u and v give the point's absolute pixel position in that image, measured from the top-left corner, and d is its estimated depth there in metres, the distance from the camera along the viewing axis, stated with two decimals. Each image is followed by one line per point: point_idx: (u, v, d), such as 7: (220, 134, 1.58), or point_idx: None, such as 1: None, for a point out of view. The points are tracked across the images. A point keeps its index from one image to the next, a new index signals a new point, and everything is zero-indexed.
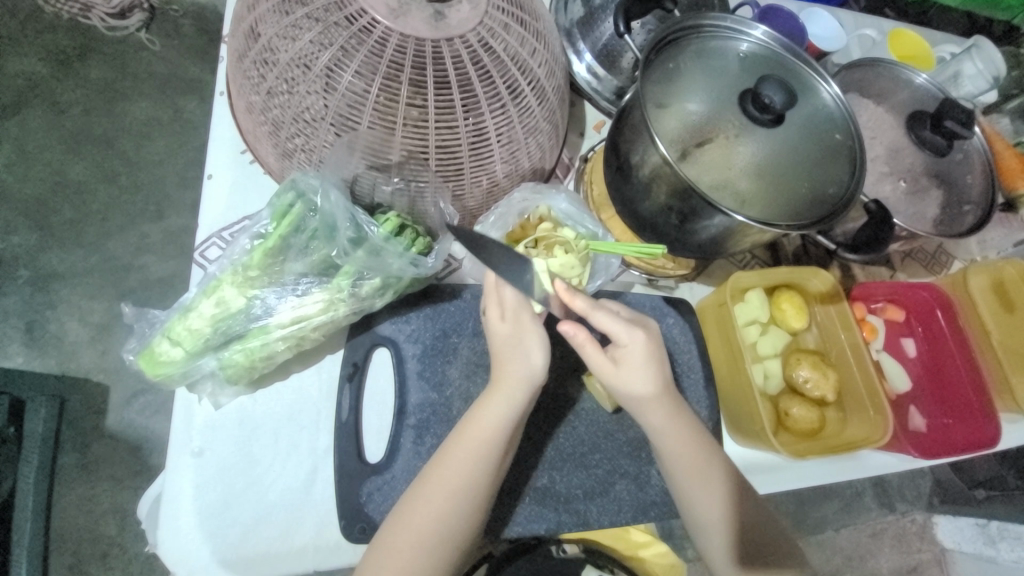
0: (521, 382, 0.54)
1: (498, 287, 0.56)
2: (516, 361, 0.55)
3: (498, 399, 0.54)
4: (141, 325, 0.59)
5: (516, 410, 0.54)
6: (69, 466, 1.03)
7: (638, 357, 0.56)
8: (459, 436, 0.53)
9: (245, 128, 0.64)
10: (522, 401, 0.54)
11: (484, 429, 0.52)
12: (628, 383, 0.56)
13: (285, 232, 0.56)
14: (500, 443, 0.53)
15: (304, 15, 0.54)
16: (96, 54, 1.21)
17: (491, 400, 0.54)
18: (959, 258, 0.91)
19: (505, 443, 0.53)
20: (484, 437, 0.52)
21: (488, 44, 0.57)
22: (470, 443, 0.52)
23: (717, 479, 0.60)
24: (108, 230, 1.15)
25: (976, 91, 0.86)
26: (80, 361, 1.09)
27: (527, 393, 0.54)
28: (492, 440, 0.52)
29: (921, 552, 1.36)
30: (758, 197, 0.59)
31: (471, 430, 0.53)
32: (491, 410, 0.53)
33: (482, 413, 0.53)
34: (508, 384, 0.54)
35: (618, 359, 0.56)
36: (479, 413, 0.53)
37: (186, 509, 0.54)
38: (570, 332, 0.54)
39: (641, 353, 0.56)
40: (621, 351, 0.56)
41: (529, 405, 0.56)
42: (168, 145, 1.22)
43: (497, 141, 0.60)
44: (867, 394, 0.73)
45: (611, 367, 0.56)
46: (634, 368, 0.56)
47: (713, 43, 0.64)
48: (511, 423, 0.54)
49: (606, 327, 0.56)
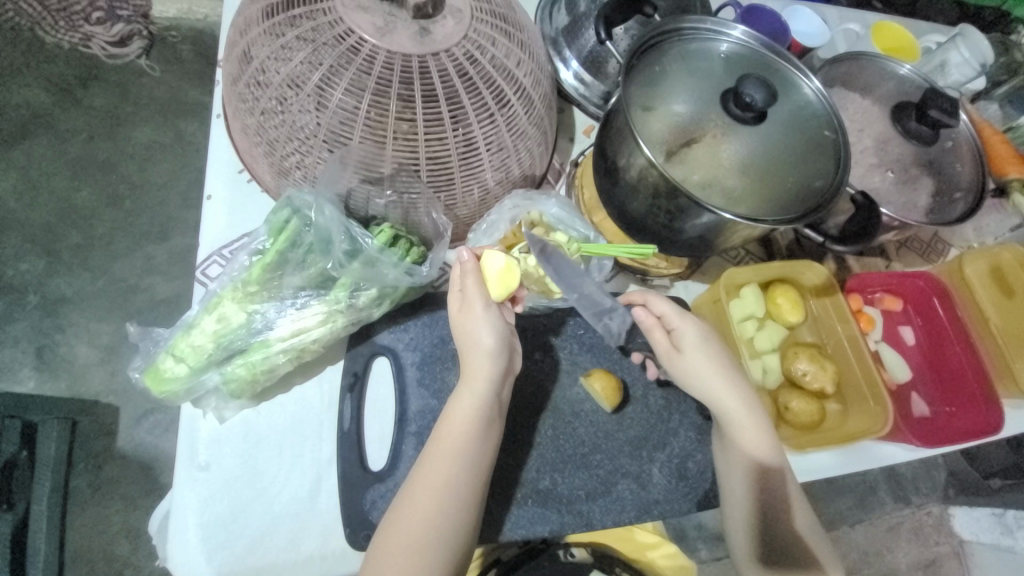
0: (487, 372, 0.56)
1: (462, 276, 0.58)
2: (478, 353, 0.56)
3: (468, 393, 0.55)
4: (145, 344, 0.60)
5: (486, 403, 0.55)
6: (82, 488, 1.05)
7: (694, 341, 0.62)
8: (437, 434, 0.54)
9: (241, 148, 0.66)
10: (491, 393, 0.56)
11: (461, 425, 0.54)
12: (693, 366, 0.62)
13: (282, 247, 0.57)
14: (478, 435, 0.54)
15: (295, 36, 0.56)
16: (97, 82, 1.25)
17: (462, 396, 0.55)
18: (956, 246, 0.91)
19: (483, 437, 0.55)
20: (463, 434, 0.54)
21: (473, 57, 0.58)
22: (449, 442, 0.53)
23: (755, 418, 0.62)
24: (115, 253, 1.18)
25: (963, 79, 0.87)
26: (90, 383, 1.10)
27: (493, 383, 0.56)
28: (470, 435, 0.54)
29: (938, 545, 1.34)
30: (746, 194, 0.60)
31: (447, 427, 0.54)
32: (464, 406, 0.55)
33: (455, 411, 0.54)
34: (476, 378, 0.55)
35: (678, 344, 0.63)
36: (453, 409, 0.55)
37: (193, 522, 0.55)
38: (641, 315, 0.64)
39: (701, 341, 0.62)
40: (677, 336, 0.63)
41: (500, 397, 0.57)
42: (171, 167, 1.24)
43: (486, 149, 0.62)
44: (866, 384, 0.73)
45: (672, 353, 0.63)
46: (691, 337, 0.62)
47: (693, 45, 0.65)
48: (485, 415, 0.55)
49: (662, 310, 0.64)
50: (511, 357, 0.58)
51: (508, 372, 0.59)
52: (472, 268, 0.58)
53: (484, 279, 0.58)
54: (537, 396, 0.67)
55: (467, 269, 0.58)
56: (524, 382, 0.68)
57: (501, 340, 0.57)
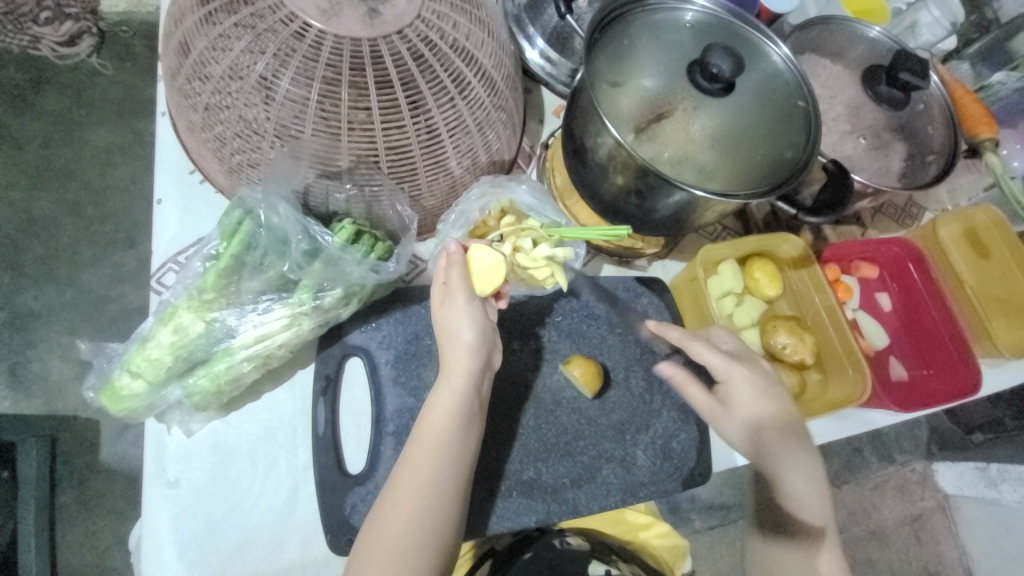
0: (465, 366, 0.55)
1: (450, 270, 0.57)
2: (456, 347, 0.55)
3: (446, 389, 0.54)
4: (101, 360, 0.57)
5: (466, 399, 0.54)
6: (68, 505, 1.03)
7: (725, 387, 0.64)
8: (417, 432, 0.53)
9: (190, 147, 0.63)
10: (470, 387, 0.54)
11: (440, 422, 0.53)
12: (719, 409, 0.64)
13: (236, 251, 0.54)
14: (457, 431, 0.53)
15: (234, 24, 0.53)
16: (48, 85, 1.18)
17: (440, 392, 0.54)
18: (931, 209, 0.91)
19: (464, 433, 0.54)
20: (442, 430, 0.53)
21: (428, 38, 0.55)
22: (429, 441, 0.52)
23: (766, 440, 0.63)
24: (81, 264, 1.13)
25: (934, 39, 0.86)
26: (67, 399, 1.07)
27: (472, 378, 0.55)
28: (450, 431, 0.53)
29: (923, 500, 1.38)
30: (718, 169, 0.59)
31: (427, 425, 0.53)
32: (442, 402, 0.53)
33: (436, 408, 0.53)
34: (455, 373, 0.54)
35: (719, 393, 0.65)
36: (433, 406, 0.54)
37: (167, 539, 0.53)
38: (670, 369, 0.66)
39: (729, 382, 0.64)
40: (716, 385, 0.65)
41: (480, 391, 0.56)
42: (132, 170, 1.19)
43: (448, 136, 0.59)
44: (845, 352, 0.73)
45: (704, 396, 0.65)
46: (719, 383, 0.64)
47: (658, 15, 0.63)
48: (466, 411, 0.54)
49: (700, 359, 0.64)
50: (492, 350, 0.57)
51: (488, 366, 0.57)
52: (458, 260, 0.56)
53: (469, 272, 0.57)
54: (517, 386, 0.66)
55: (453, 261, 0.56)
56: (504, 373, 0.66)
57: (479, 333, 0.56)
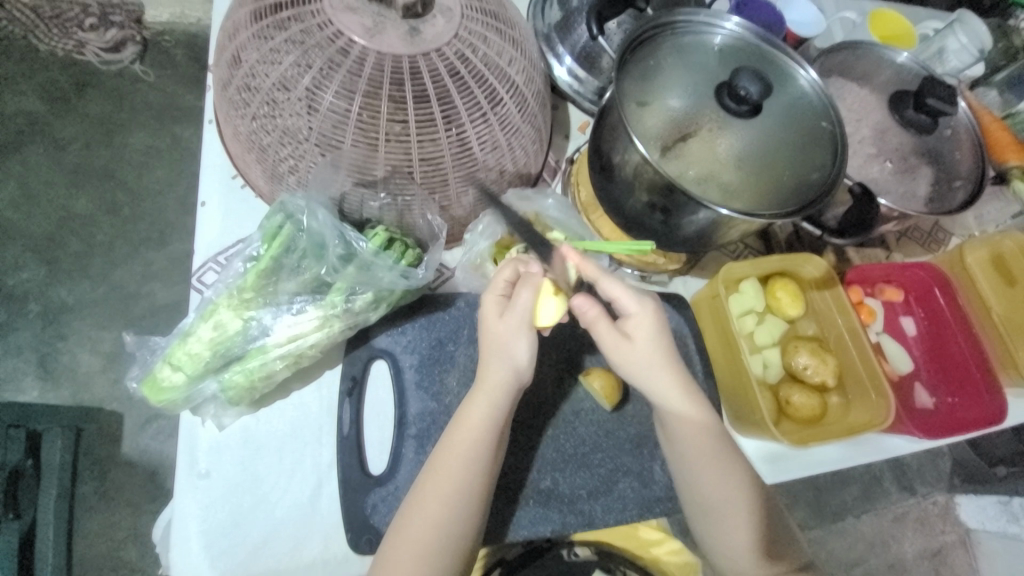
0: (505, 382, 0.55)
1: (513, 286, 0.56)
2: (501, 363, 0.55)
3: (482, 402, 0.54)
4: (143, 353, 0.60)
5: (501, 411, 0.55)
6: (87, 496, 1.05)
7: (645, 326, 0.57)
8: (447, 441, 0.54)
9: (234, 153, 0.66)
10: (505, 402, 0.55)
11: (472, 433, 0.54)
12: (639, 358, 0.57)
13: (276, 253, 0.56)
14: (488, 443, 0.54)
15: (284, 39, 0.56)
16: (91, 89, 1.24)
17: (474, 404, 0.55)
18: (957, 234, 0.90)
19: (493, 446, 0.54)
20: (473, 442, 0.53)
21: (464, 56, 0.57)
22: (460, 449, 0.53)
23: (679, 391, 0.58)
24: (115, 260, 1.18)
25: (962, 66, 0.86)
26: (93, 390, 1.11)
27: (509, 393, 0.56)
28: (481, 443, 0.53)
29: (944, 534, 1.33)
30: (742, 188, 0.59)
31: (458, 435, 0.54)
32: (477, 414, 0.54)
33: (470, 417, 0.54)
34: (492, 387, 0.55)
35: (630, 332, 0.58)
36: (465, 418, 0.54)
37: (195, 529, 0.55)
38: (582, 305, 0.57)
39: (649, 325, 0.57)
40: (631, 322, 0.58)
41: (513, 406, 0.57)
42: (168, 173, 1.24)
43: (480, 149, 0.61)
44: (868, 376, 0.72)
45: (622, 340, 0.57)
46: (637, 320, 0.57)
47: (687, 38, 0.64)
48: (498, 423, 0.55)
49: (616, 295, 0.57)
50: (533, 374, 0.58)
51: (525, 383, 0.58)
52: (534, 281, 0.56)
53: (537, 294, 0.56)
54: (537, 396, 0.67)
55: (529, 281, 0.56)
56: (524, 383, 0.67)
57: (531, 356, 0.56)
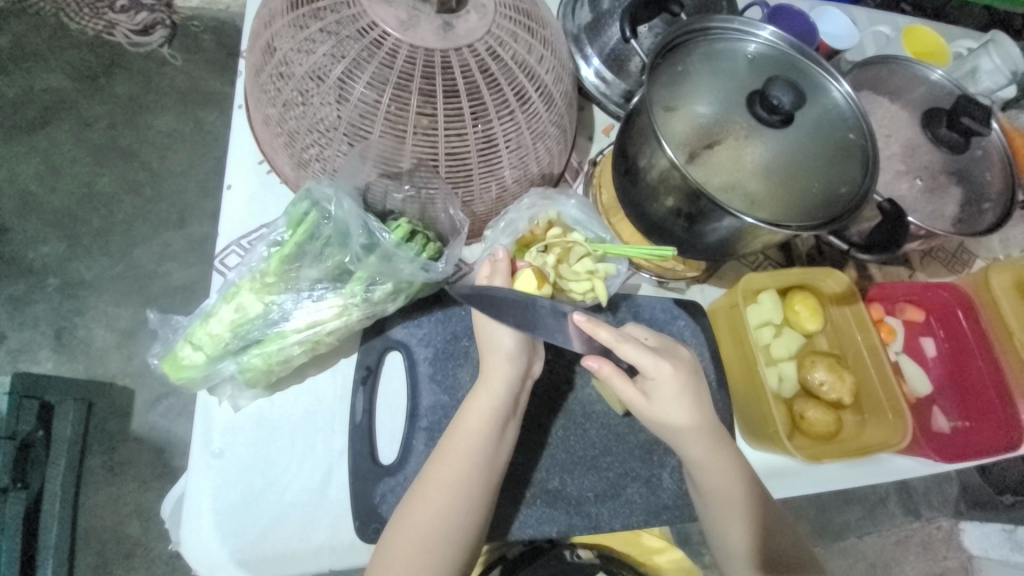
0: (505, 372, 0.56)
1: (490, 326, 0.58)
2: (496, 354, 0.57)
3: (485, 392, 0.55)
4: (165, 331, 0.61)
5: (504, 403, 0.55)
6: (96, 469, 1.07)
7: (667, 390, 0.56)
8: (453, 431, 0.55)
9: (262, 139, 0.66)
10: (508, 393, 0.56)
11: (476, 423, 0.54)
12: (659, 415, 0.57)
13: (300, 240, 0.57)
14: (492, 433, 0.54)
15: (318, 28, 0.56)
16: (120, 70, 1.26)
17: (478, 395, 0.55)
18: (981, 257, 0.89)
19: (498, 438, 0.55)
20: (478, 432, 0.54)
21: (496, 53, 0.58)
22: (465, 438, 0.54)
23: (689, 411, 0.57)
24: (134, 239, 1.19)
25: (995, 87, 0.84)
26: (106, 366, 1.12)
27: (512, 385, 0.56)
28: (485, 434, 0.54)
29: (947, 560, 1.31)
30: (768, 198, 0.59)
31: (463, 425, 0.54)
32: (481, 404, 0.55)
33: (473, 410, 0.55)
34: (493, 378, 0.56)
35: (648, 391, 0.57)
36: (470, 408, 0.55)
37: (206, 508, 0.56)
38: (595, 365, 0.55)
39: (672, 387, 0.56)
40: (650, 383, 0.57)
41: (517, 399, 0.58)
42: (190, 156, 1.26)
43: (506, 146, 0.61)
44: (885, 396, 0.71)
45: (642, 401, 0.57)
46: (661, 383, 0.56)
47: (720, 45, 0.64)
48: (502, 415, 0.55)
49: (636, 360, 0.55)
50: (532, 359, 0.59)
51: (527, 375, 0.59)
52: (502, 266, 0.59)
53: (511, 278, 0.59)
54: (548, 396, 0.67)
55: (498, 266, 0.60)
56: (536, 383, 0.67)
57: (519, 341, 0.57)
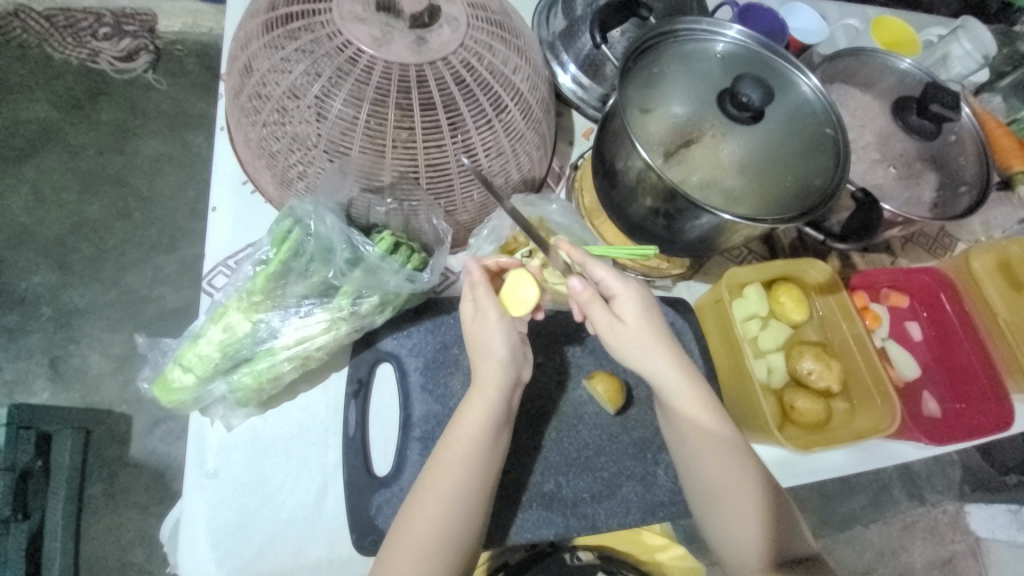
0: (498, 380, 0.56)
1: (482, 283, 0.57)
2: (488, 364, 0.56)
3: (478, 401, 0.55)
4: (154, 354, 0.61)
5: (498, 410, 0.55)
6: (96, 497, 1.06)
7: (635, 307, 0.57)
8: (448, 441, 0.55)
9: (245, 160, 0.67)
10: (501, 399, 0.56)
11: (472, 431, 0.54)
12: (640, 359, 0.57)
13: (284, 257, 0.58)
14: (488, 441, 0.55)
15: (294, 49, 0.57)
16: (105, 97, 1.27)
17: (470, 404, 0.55)
18: (963, 240, 0.90)
19: (492, 446, 0.55)
20: (474, 439, 0.54)
21: (470, 64, 0.59)
22: (461, 447, 0.54)
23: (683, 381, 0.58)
24: (126, 265, 1.20)
25: (966, 72, 0.86)
26: (102, 393, 1.12)
27: (505, 392, 0.56)
28: (480, 443, 0.54)
29: (954, 543, 1.31)
30: (744, 194, 0.60)
31: (458, 435, 0.54)
32: (474, 413, 0.55)
33: (464, 417, 0.55)
34: (486, 387, 0.56)
35: (619, 312, 0.58)
36: (464, 417, 0.55)
37: (202, 529, 0.56)
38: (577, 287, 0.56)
39: (637, 304, 0.58)
40: (619, 303, 0.58)
41: (511, 405, 0.58)
42: (178, 179, 1.26)
43: (485, 155, 0.62)
44: (872, 380, 0.72)
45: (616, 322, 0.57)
46: (631, 322, 0.57)
47: (689, 46, 0.65)
48: (496, 422, 0.55)
49: (603, 278, 0.58)
50: (523, 367, 0.58)
51: (519, 381, 0.59)
52: (481, 280, 0.57)
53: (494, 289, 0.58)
54: (540, 400, 0.68)
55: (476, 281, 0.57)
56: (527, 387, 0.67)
57: (511, 349, 0.56)
